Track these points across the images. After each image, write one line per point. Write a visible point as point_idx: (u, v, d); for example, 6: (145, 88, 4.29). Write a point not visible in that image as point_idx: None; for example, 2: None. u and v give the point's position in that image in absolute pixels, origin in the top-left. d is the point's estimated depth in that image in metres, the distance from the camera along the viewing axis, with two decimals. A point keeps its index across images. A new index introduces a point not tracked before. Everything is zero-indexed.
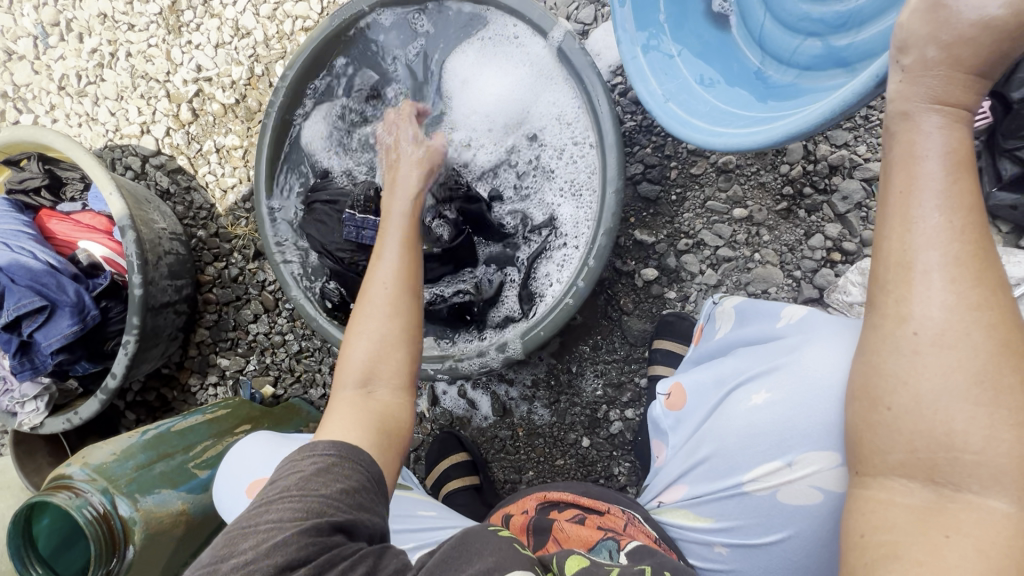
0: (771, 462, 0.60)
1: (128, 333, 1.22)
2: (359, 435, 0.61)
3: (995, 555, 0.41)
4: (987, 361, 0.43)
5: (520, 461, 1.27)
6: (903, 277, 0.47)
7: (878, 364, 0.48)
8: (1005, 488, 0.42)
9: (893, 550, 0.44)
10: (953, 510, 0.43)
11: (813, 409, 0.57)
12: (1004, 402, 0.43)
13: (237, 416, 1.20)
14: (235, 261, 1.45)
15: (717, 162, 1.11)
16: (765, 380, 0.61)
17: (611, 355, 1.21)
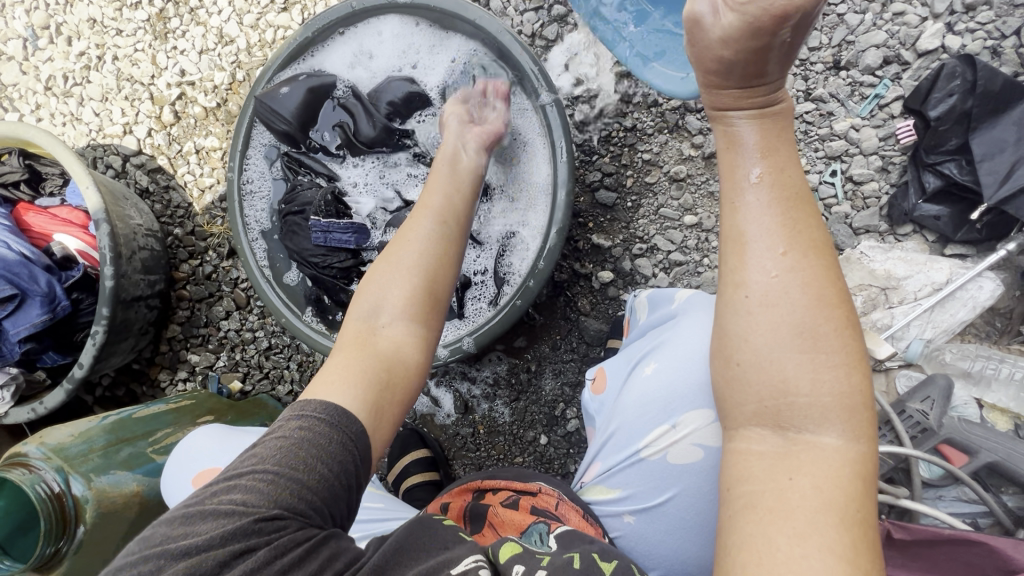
0: (660, 426, 0.72)
1: (97, 324, 1.24)
2: (353, 390, 0.64)
3: (829, 489, 0.50)
4: (804, 314, 0.52)
5: (480, 458, 1.30)
6: (737, 250, 0.56)
7: (726, 332, 0.56)
8: (832, 423, 0.51)
9: (752, 499, 0.52)
10: (798, 453, 0.52)
11: (689, 374, 0.71)
12: (822, 347, 0.52)
13: (200, 407, 1.23)
14: (209, 259, 1.49)
15: (669, 172, 1.18)
16: (654, 355, 0.77)
17: (569, 355, 1.25)
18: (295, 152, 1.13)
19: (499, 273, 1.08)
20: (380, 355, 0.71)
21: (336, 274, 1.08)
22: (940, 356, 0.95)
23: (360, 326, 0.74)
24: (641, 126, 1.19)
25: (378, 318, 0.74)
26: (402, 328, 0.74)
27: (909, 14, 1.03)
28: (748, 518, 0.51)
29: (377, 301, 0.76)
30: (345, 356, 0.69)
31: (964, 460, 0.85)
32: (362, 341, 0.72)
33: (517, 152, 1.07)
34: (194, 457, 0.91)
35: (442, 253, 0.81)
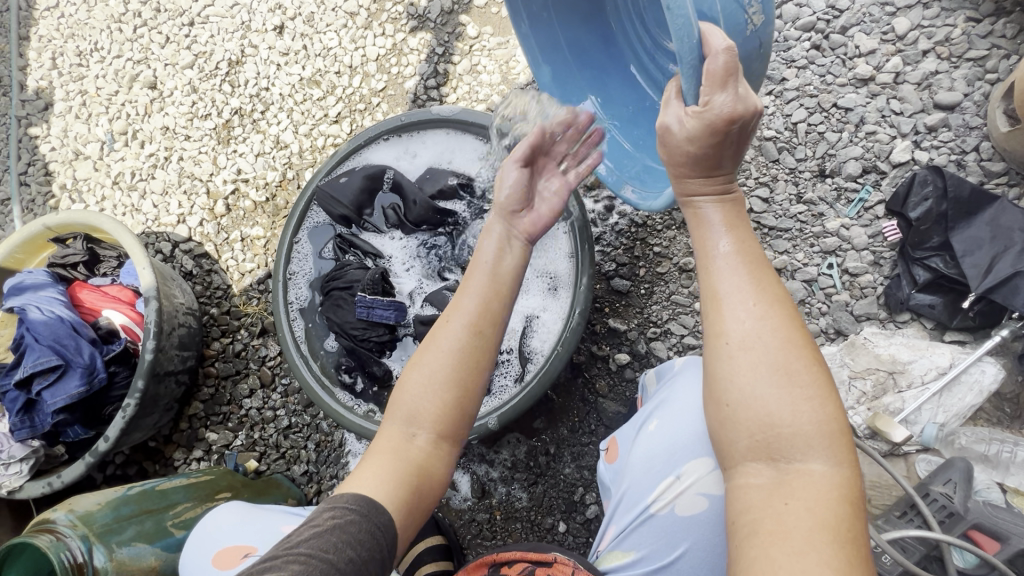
0: (666, 478, 0.78)
1: (130, 396, 1.28)
2: (382, 488, 0.67)
3: (824, 511, 0.51)
4: (778, 353, 0.56)
5: (496, 547, 1.26)
6: (715, 304, 0.60)
7: (714, 378, 0.59)
8: (818, 451, 0.53)
9: (755, 528, 0.53)
10: (790, 480, 0.53)
11: (690, 427, 0.78)
12: (797, 382, 0.55)
13: (216, 484, 1.20)
14: (240, 337, 1.56)
15: (678, 263, 1.28)
16: (656, 414, 0.85)
17: (588, 437, 1.26)
18: (348, 231, 1.24)
19: (520, 351, 1.14)
20: (411, 461, 0.70)
21: (371, 347, 1.15)
22: (956, 439, 0.98)
23: (396, 428, 0.72)
24: (651, 221, 1.31)
25: (412, 425, 0.72)
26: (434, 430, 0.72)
27: (880, 133, 1.19)
28: (752, 543, 0.52)
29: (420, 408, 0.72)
30: (378, 456, 0.71)
31: (996, 547, 0.83)
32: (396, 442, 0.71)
33: (541, 242, 1.18)
34: (218, 529, 0.91)
35: (473, 358, 0.74)
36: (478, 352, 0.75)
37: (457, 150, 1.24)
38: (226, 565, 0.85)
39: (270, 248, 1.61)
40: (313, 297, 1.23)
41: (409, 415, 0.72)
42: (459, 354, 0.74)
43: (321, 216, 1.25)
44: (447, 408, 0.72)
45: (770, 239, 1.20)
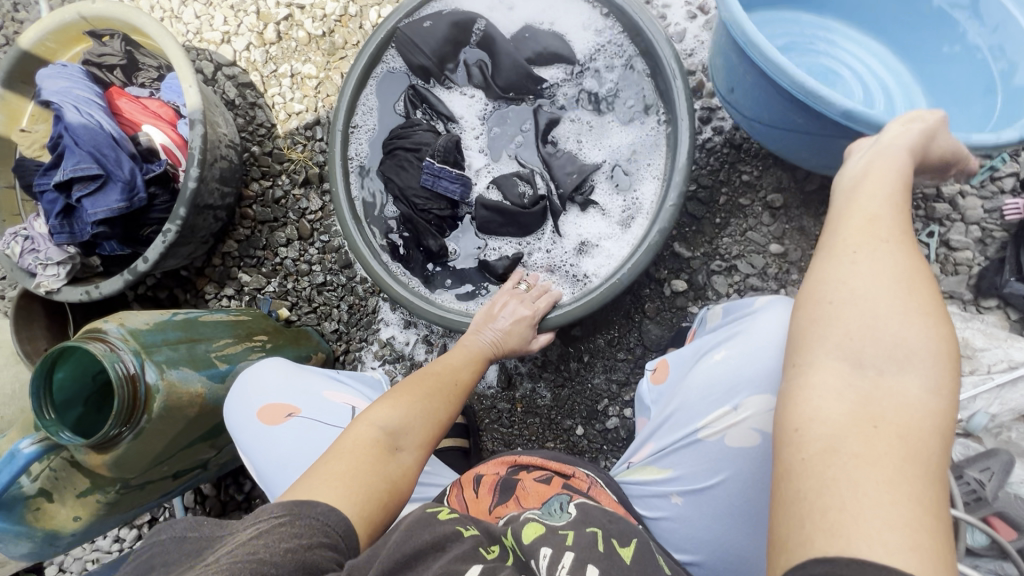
0: (721, 407, 0.79)
1: (171, 222, 1.23)
2: (344, 488, 0.68)
3: (912, 440, 0.46)
4: (905, 270, 0.54)
5: (511, 434, 1.32)
6: (849, 217, 0.58)
7: (820, 279, 0.56)
8: (918, 376, 0.49)
9: (831, 445, 0.47)
10: (879, 400, 0.49)
11: (759, 362, 0.77)
12: (915, 298, 0.52)
13: (255, 326, 1.20)
14: (281, 183, 1.48)
15: (765, 198, 1.18)
16: (723, 344, 0.83)
17: (624, 354, 1.25)
18: (426, 86, 1.12)
19: (580, 262, 1.06)
20: (390, 474, 0.75)
21: (429, 219, 1.09)
22: (1003, 432, 0.97)
23: (379, 437, 0.78)
24: (748, 145, 1.19)
25: (393, 441, 0.79)
26: (409, 450, 0.80)
27: None
28: (829, 461, 0.47)
29: (404, 425, 0.82)
30: (365, 459, 0.74)
31: (1012, 534, 0.86)
32: (373, 450, 0.76)
33: (634, 143, 1.05)
34: (264, 382, 0.94)
35: (444, 385, 0.91)
36: (450, 398, 0.90)
37: (564, 15, 1.08)
38: (274, 421, 0.91)
39: (322, 91, 1.47)
40: (374, 155, 1.15)
41: (390, 438, 0.79)
42: (433, 408, 0.87)
43: (396, 64, 1.12)
44: (421, 433, 0.83)
45: None
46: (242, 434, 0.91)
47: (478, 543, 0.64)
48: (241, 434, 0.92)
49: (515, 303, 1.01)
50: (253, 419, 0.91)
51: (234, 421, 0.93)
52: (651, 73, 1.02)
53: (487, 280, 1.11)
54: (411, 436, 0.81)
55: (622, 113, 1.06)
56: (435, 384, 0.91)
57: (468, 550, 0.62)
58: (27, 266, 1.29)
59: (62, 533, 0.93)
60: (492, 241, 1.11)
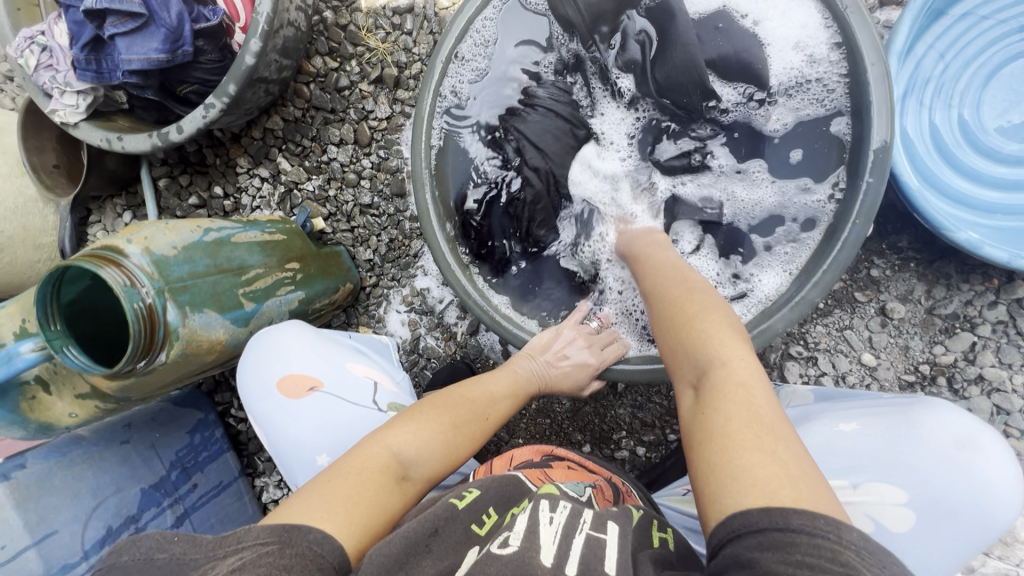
0: (839, 478, 0.79)
1: (217, 97, 1.03)
2: (341, 516, 0.59)
3: (759, 414, 0.57)
4: (710, 302, 0.73)
5: (516, 425, 1.28)
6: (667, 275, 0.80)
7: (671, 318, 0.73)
8: (741, 356, 0.64)
9: (717, 432, 0.56)
10: (729, 392, 0.60)
11: (896, 453, 0.77)
12: (717, 311, 0.71)
13: (289, 250, 1.07)
14: (349, 70, 1.24)
15: (883, 303, 1.03)
16: (857, 417, 0.83)
17: (660, 397, 1.19)
18: (575, 47, 0.95)
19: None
20: (390, 500, 0.66)
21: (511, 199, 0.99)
22: None
23: (387, 460, 0.69)
24: (894, 238, 1.01)
25: (402, 470, 0.70)
26: (412, 480, 0.71)
27: None
28: (716, 448, 0.55)
29: (420, 453, 0.73)
30: (366, 480, 0.65)
31: None
32: (382, 475, 0.67)
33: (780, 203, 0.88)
34: (290, 343, 0.87)
35: (469, 412, 0.83)
36: (472, 421, 0.82)
37: (778, 15, 0.85)
38: (293, 394, 0.83)
39: None
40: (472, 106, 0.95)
41: (399, 466, 0.70)
42: (456, 425, 0.79)
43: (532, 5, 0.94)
44: (433, 468, 0.74)
45: (1006, 343, 0.98)
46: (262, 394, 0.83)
47: (470, 519, 0.63)
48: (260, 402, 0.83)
49: (575, 346, 0.91)
50: (268, 392, 0.83)
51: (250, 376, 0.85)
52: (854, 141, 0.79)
53: (557, 295, 0.99)
54: (422, 467, 0.72)
55: (782, 168, 0.88)
56: (463, 409, 0.82)
57: (461, 535, 0.61)
58: (42, 85, 1.10)
59: (56, 427, 0.88)
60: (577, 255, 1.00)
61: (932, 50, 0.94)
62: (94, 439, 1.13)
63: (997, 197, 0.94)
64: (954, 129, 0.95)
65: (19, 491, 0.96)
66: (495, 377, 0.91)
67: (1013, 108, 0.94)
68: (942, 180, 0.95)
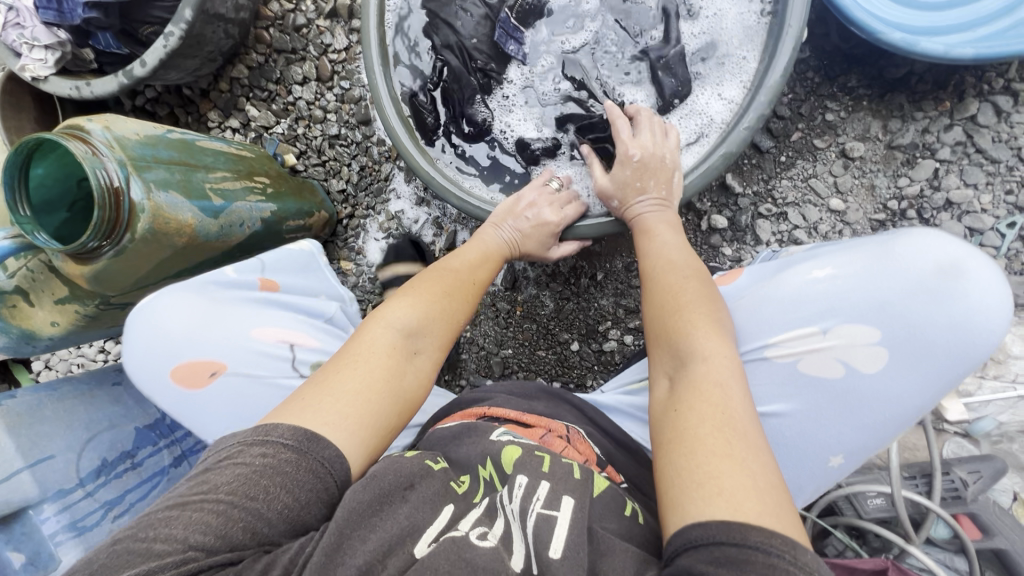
0: (809, 327, 0.74)
1: (175, 26, 1.07)
2: (346, 428, 0.60)
3: (726, 427, 0.54)
4: (693, 287, 0.72)
5: (504, 335, 1.29)
6: (651, 260, 0.80)
7: (655, 304, 0.73)
8: (720, 348, 0.62)
9: (675, 434, 0.56)
10: (702, 391, 0.58)
11: (864, 287, 0.72)
12: (694, 301, 0.70)
13: (256, 167, 1.09)
14: (305, 9, 1.29)
15: (843, 145, 1.04)
16: (825, 260, 0.76)
17: (640, 282, 1.19)
18: None
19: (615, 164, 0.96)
20: (400, 388, 0.67)
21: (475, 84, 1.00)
22: (1003, 442, 0.96)
23: (394, 343, 0.70)
24: (845, 79, 1.02)
25: (411, 345, 0.71)
26: (427, 360, 0.72)
27: None
28: (674, 449, 0.55)
29: (422, 325, 0.74)
30: (376, 367, 0.66)
31: (977, 536, 0.86)
32: (389, 356, 0.68)
33: (729, 32, 0.90)
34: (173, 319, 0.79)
35: (463, 281, 0.84)
36: (464, 292, 0.83)
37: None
38: (189, 383, 0.77)
39: None
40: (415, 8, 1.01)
41: (406, 337, 0.71)
42: (450, 297, 0.80)
43: None
44: (437, 338, 0.75)
45: (968, 164, 0.98)
46: (159, 349, 0.77)
47: (449, 477, 0.61)
48: (154, 359, 0.77)
49: (543, 206, 0.92)
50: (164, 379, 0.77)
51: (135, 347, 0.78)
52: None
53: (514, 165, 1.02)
54: (427, 334, 0.74)
55: None
56: (451, 279, 0.83)
57: (439, 489, 0.58)
58: (11, 44, 1.15)
59: (40, 336, 0.91)
60: (517, 117, 1.00)
61: None
62: (85, 378, 1.16)
63: (928, 20, 0.95)
64: None
65: (10, 417, 0.98)
66: (465, 250, 0.91)
67: None
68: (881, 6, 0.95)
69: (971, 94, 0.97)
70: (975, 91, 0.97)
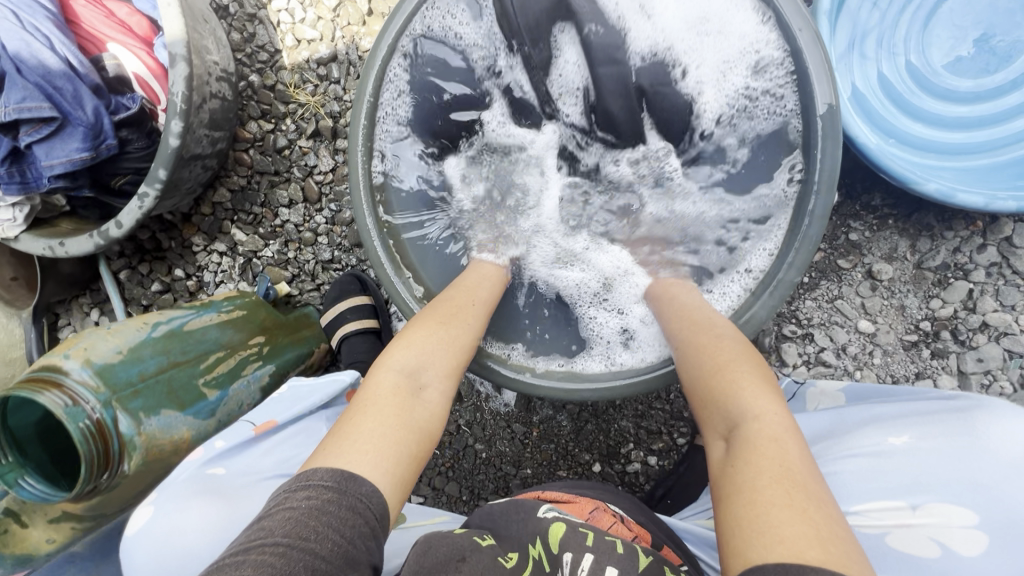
0: (896, 501, 0.69)
1: (149, 185, 1.00)
2: (375, 458, 0.61)
3: (789, 482, 0.54)
4: (727, 343, 0.72)
5: (522, 457, 1.23)
6: (678, 313, 0.80)
7: (693, 357, 0.73)
8: (769, 402, 0.63)
9: (738, 489, 0.56)
10: (757, 447, 0.58)
11: (949, 463, 0.69)
12: (731, 357, 0.69)
13: (251, 324, 1.00)
14: (285, 129, 1.22)
15: (869, 265, 0.98)
16: (909, 431, 0.75)
17: (662, 401, 1.15)
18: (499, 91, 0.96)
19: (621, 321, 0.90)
20: (416, 416, 0.68)
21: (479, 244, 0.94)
22: None
23: (401, 378, 0.70)
24: (868, 197, 0.96)
25: (418, 380, 0.71)
26: (439, 387, 0.72)
27: None
28: (738, 502, 0.55)
29: (424, 360, 0.73)
30: (385, 407, 0.67)
31: None
32: (399, 391, 0.69)
33: (752, 177, 0.87)
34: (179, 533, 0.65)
35: (467, 298, 0.83)
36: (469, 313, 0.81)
37: (721, 26, 0.85)
38: None
39: (341, 16, 1.17)
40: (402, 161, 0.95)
41: (410, 377, 0.71)
42: (467, 330, 0.79)
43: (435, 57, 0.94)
44: (443, 364, 0.75)
45: (1004, 285, 0.94)
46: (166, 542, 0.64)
47: (496, 552, 0.63)
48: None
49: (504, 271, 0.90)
50: None
51: (140, 559, 0.64)
52: (804, 128, 0.80)
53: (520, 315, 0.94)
54: (436, 368, 0.74)
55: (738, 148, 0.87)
56: (450, 306, 0.80)
57: (488, 563, 0.61)
58: None
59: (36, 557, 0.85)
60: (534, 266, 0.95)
61: (867, 4, 0.90)
62: None
63: (949, 140, 0.90)
64: (898, 79, 0.91)
65: None
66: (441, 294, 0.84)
67: (959, 47, 0.90)
68: (905, 132, 0.91)
69: (1004, 215, 0.93)
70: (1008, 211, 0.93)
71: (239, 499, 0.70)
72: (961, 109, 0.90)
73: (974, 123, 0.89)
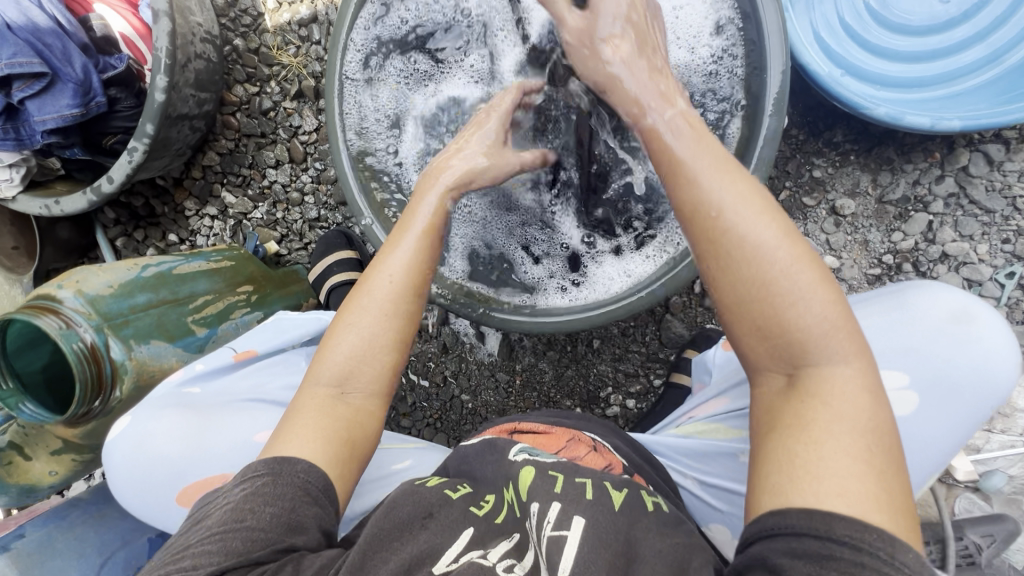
0: None
1: (138, 139, 1.05)
2: (315, 450, 0.57)
3: (859, 445, 0.45)
4: (762, 218, 0.52)
5: (507, 405, 1.27)
6: (676, 169, 0.58)
7: (721, 248, 0.53)
8: (834, 341, 0.49)
9: (788, 434, 0.47)
10: (814, 400, 0.48)
11: (887, 338, 0.67)
12: (781, 254, 0.51)
13: (238, 274, 1.04)
14: (270, 92, 1.26)
15: (833, 201, 1.00)
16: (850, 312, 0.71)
17: (638, 345, 1.19)
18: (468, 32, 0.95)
19: (583, 255, 0.95)
20: (348, 416, 0.60)
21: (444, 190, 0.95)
22: (1015, 495, 0.94)
23: (324, 389, 0.61)
24: (830, 134, 1.00)
25: (347, 382, 0.61)
26: (373, 386, 0.62)
27: None
28: (777, 437, 0.48)
29: (355, 360, 0.61)
30: (313, 408, 0.60)
31: None
32: (326, 395, 0.61)
33: None
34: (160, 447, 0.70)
35: (405, 267, 0.65)
36: (419, 280, 0.66)
37: None
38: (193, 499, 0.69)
39: None
40: (378, 108, 0.95)
41: (341, 375, 0.61)
42: (401, 274, 0.65)
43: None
44: (381, 364, 0.62)
45: (962, 215, 0.97)
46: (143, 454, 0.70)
47: (469, 501, 0.58)
48: (143, 475, 0.70)
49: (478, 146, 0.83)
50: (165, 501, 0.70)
51: (118, 459, 0.72)
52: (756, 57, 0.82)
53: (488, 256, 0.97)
54: (364, 370, 0.61)
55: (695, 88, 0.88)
56: (384, 272, 0.65)
57: (458, 513, 0.56)
58: None
59: (40, 487, 0.90)
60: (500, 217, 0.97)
61: None
62: (88, 500, 1.11)
63: (903, 73, 0.93)
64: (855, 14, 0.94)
65: (20, 560, 0.93)
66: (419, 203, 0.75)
67: None
68: (863, 67, 0.94)
69: (960, 146, 0.96)
70: (965, 142, 0.96)
71: (212, 417, 0.74)
72: (914, 43, 0.92)
73: (926, 57, 0.92)
